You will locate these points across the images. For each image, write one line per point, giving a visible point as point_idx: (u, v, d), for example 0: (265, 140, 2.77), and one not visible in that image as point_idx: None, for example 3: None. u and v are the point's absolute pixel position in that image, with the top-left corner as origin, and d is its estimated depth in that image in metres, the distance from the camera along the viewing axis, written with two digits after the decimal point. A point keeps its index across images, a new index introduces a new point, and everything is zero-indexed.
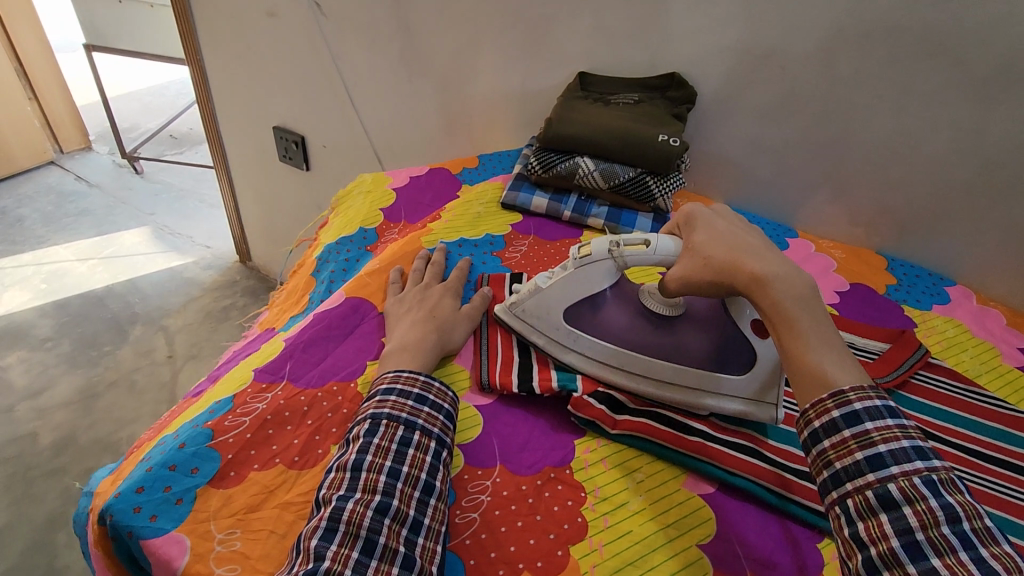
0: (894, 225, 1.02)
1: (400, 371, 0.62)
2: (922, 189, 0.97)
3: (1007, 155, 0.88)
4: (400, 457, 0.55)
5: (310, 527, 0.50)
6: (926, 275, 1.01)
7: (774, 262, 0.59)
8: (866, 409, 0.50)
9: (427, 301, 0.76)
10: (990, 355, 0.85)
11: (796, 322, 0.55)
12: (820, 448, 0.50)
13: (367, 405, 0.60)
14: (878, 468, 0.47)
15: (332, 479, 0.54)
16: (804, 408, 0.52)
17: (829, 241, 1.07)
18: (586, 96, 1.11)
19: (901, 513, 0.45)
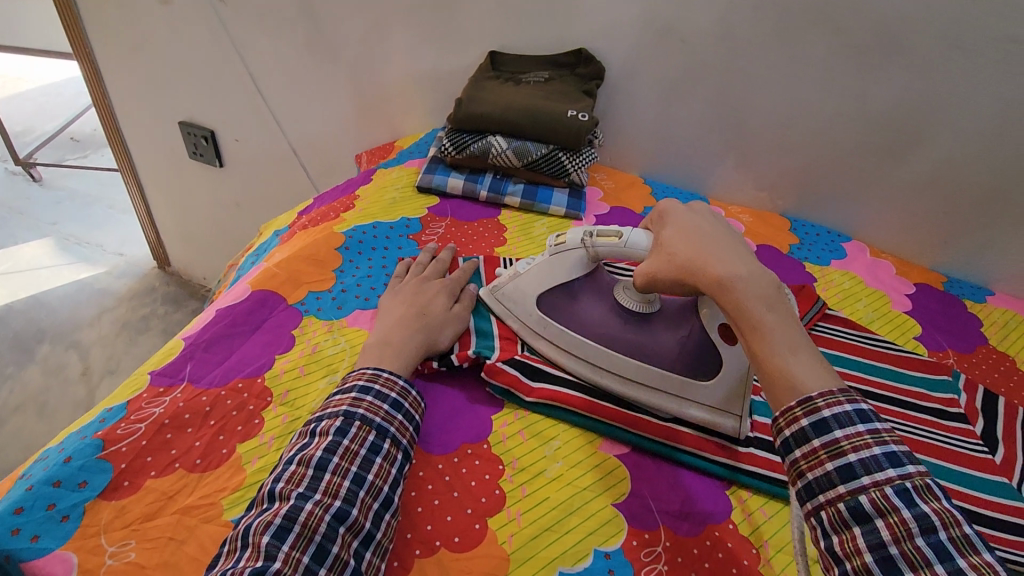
0: (795, 188, 1.07)
1: (382, 370, 0.60)
2: (816, 152, 1.02)
3: (887, 116, 0.94)
4: (367, 464, 0.53)
5: (260, 522, 0.48)
6: (825, 233, 1.07)
7: (742, 263, 0.55)
8: (834, 415, 0.46)
9: (422, 294, 0.73)
10: (881, 302, 0.91)
11: (760, 324, 0.50)
12: (792, 458, 0.47)
13: (342, 399, 0.57)
14: (852, 479, 0.44)
15: (291, 474, 0.51)
16: (786, 436, 0.47)
17: (737, 207, 1.12)
18: (497, 75, 1.10)
19: (874, 526, 0.42)
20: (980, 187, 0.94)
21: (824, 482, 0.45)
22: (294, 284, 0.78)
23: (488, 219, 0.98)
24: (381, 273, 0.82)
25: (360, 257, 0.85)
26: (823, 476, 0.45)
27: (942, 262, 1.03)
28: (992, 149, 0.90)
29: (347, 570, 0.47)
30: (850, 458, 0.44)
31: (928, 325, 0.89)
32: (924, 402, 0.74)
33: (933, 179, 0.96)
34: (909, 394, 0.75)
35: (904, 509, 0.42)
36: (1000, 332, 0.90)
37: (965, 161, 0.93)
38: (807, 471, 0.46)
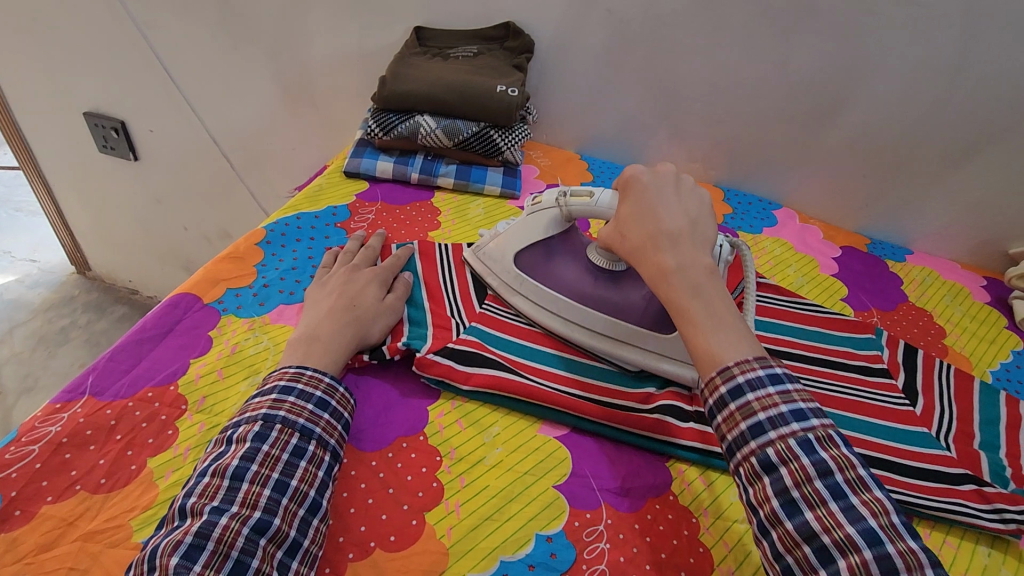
0: (726, 158, 1.09)
1: (305, 367, 0.57)
2: (744, 121, 1.03)
3: (808, 83, 0.96)
4: (290, 470, 0.50)
5: (169, 541, 0.44)
6: (756, 201, 1.09)
7: (684, 249, 0.57)
8: (768, 416, 0.48)
9: (353, 283, 0.69)
10: (811, 267, 0.94)
11: (686, 311, 0.54)
12: (734, 460, 0.50)
13: (260, 403, 0.53)
14: (784, 479, 0.46)
15: (204, 485, 0.48)
16: (712, 408, 0.51)
17: None
18: (424, 51, 1.06)
19: (806, 520, 0.45)
20: (896, 149, 0.97)
21: (766, 487, 0.47)
22: (212, 283, 0.73)
23: (422, 202, 0.94)
24: (306, 265, 0.78)
25: (283, 249, 0.80)
26: (770, 488, 0.47)
27: (865, 224, 1.07)
28: (905, 111, 0.94)
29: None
30: (788, 462, 0.47)
31: (853, 286, 0.92)
32: (852, 360, 0.76)
33: (852, 143, 0.99)
34: (839, 354, 0.77)
35: (841, 509, 0.44)
36: (918, 288, 0.95)
37: (881, 124, 0.96)
38: (749, 475, 0.49)
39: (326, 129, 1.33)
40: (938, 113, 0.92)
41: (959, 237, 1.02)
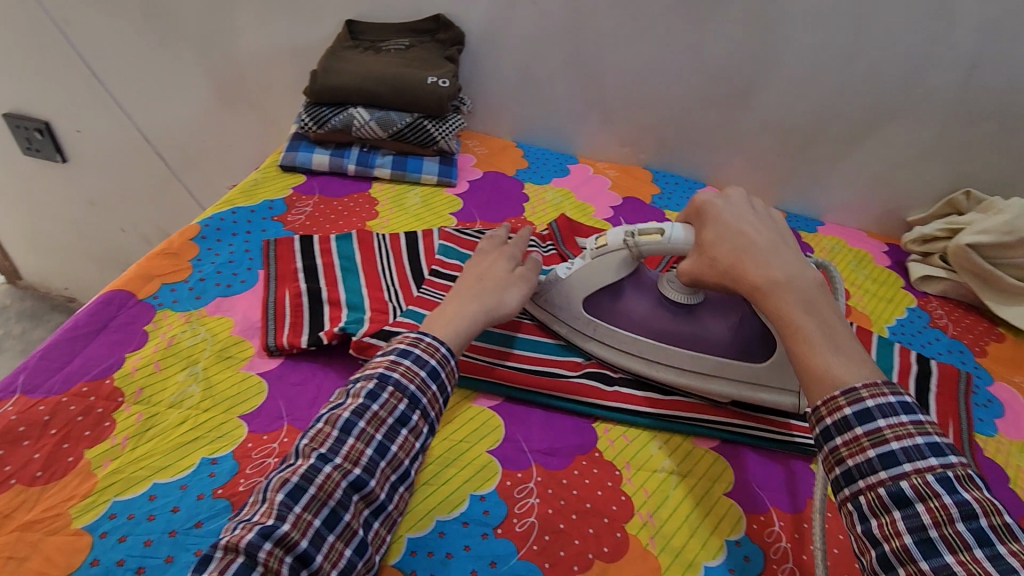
0: (654, 141, 1.14)
1: (425, 335, 0.59)
2: (668, 106, 1.09)
3: (723, 68, 1.03)
4: (371, 467, 0.52)
5: (279, 478, 0.49)
6: (683, 181, 1.16)
7: (782, 263, 0.58)
8: (903, 447, 0.46)
9: (478, 264, 0.72)
10: None
11: (803, 330, 0.54)
12: (854, 488, 0.47)
13: (381, 362, 0.57)
14: (921, 517, 0.44)
15: (316, 432, 0.52)
16: (828, 427, 0.49)
17: (604, 163, 1.17)
18: (356, 45, 1.07)
19: (946, 563, 0.42)
20: (806, 128, 1.05)
21: (896, 520, 0.45)
22: (146, 279, 0.73)
23: (360, 194, 0.96)
24: (244, 258, 0.79)
25: (219, 244, 0.81)
26: (892, 513, 0.45)
27: (783, 200, 1.15)
28: (811, 93, 1.01)
29: (356, 537, 0.49)
30: (925, 498, 0.44)
31: None
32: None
33: (766, 124, 1.07)
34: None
35: (987, 557, 0.41)
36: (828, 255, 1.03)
37: (790, 106, 1.04)
38: (870, 504, 0.46)
39: (264, 124, 1.32)
40: (839, 94, 1.00)
41: (864, 207, 1.12)
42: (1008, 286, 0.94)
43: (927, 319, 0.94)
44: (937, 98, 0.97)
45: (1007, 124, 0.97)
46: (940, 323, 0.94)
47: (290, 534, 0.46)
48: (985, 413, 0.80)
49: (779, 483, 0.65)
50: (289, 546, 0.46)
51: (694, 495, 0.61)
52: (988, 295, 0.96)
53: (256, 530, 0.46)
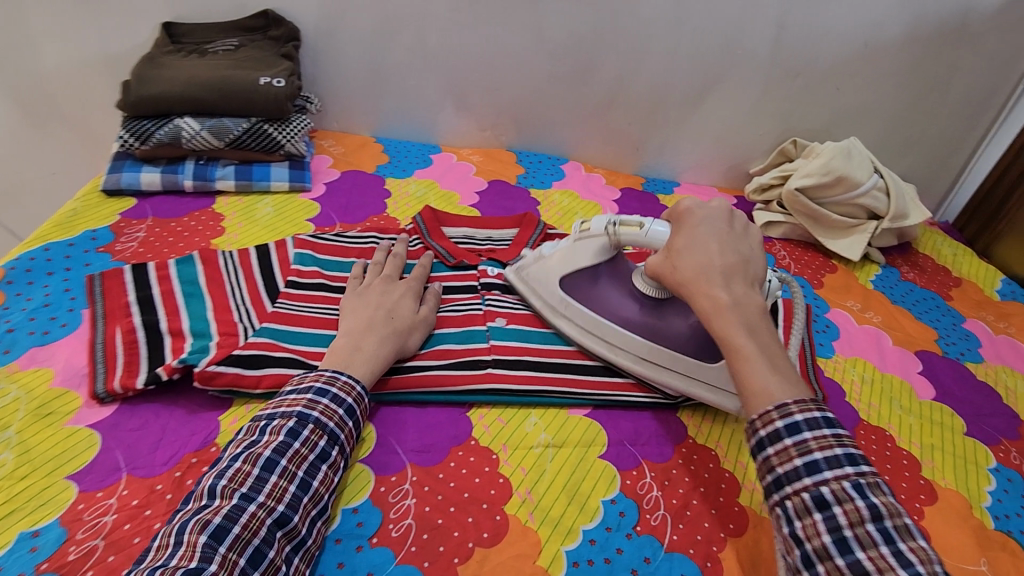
0: (512, 123, 1.15)
1: (342, 373, 0.59)
2: (520, 87, 1.10)
3: (564, 46, 1.05)
4: (292, 503, 0.51)
5: (198, 520, 0.47)
6: (546, 158, 1.18)
7: (737, 286, 0.57)
8: (825, 456, 0.47)
9: (388, 297, 0.70)
10: (594, 212, 1.06)
11: (741, 348, 0.53)
12: (781, 493, 0.48)
13: (296, 399, 0.56)
14: (837, 517, 0.45)
15: (233, 472, 0.51)
16: (762, 439, 0.49)
17: (467, 149, 1.17)
18: (178, 49, 0.98)
19: (858, 559, 0.43)
20: (649, 98, 1.11)
21: (817, 523, 0.45)
22: None
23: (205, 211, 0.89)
24: (63, 298, 0.71)
25: (32, 287, 0.72)
26: (813, 515, 0.45)
27: (641, 166, 1.21)
28: (648, 64, 1.07)
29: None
30: (842, 502, 0.45)
31: None
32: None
33: (613, 97, 1.11)
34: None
35: (893, 554, 0.42)
36: None
37: (632, 77, 1.08)
38: (795, 508, 0.47)
39: (91, 145, 1.19)
40: (673, 63, 1.06)
41: (712, 165, 1.20)
42: (833, 222, 1.07)
43: (773, 262, 1.04)
44: (756, 59, 1.06)
45: (816, 76, 1.08)
46: (783, 264, 1.04)
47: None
48: (824, 338, 0.89)
49: (651, 436, 0.68)
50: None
51: (569, 463, 0.64)
52: (820, 232, 1.08)
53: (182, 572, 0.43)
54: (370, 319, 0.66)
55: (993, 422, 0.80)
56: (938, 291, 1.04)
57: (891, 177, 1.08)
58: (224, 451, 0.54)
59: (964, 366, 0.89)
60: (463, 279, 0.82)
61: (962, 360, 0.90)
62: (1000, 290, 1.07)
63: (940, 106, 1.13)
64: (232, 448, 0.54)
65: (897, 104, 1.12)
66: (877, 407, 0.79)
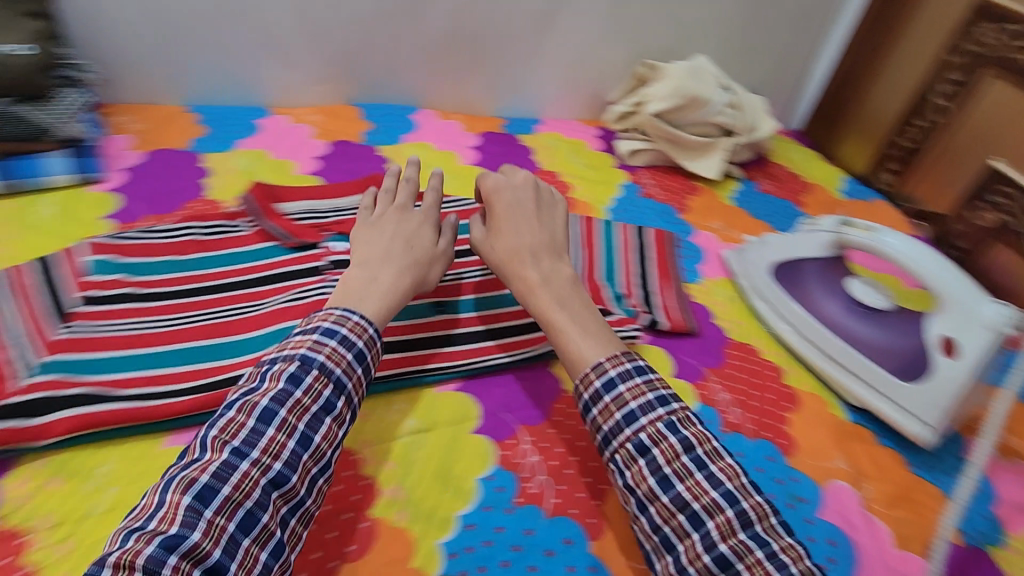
0: (173, 71, 0.95)
1: (354, 312, 0.54)
2: (173, 27, 0.90)
3: None
4: (315, 423, 0.49)
5: (184, 476, 0.44)
6: (235, 112, 0.98)
7: (547, 265, 0.64)
8: (639, 404, 0.53)
9: (407, 224, 0.65)
10: (284, 171, 0.88)
11: (556, 323, 0.59)
12: (611, 448, 0.53)
13: (303, 339, 0.52)
14: (657, 457, 0.51)
15: (227, 421, 0.47)
16: (587, 402, 0.55)
17: (121, 110, 0.93)
18: None
19: (678, 491, 0.50)
20: (331, 21, 0.95)
21: (641, 467, 0.51)
22: None
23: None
24: None
25: None
26: (637, 461, 0.51)
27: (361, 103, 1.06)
28: None
29: (272, 540, 0.45)
30: (658, 442, 0.51)
31: (331, 179, 0.88)
32: (302, 267, 0.72)
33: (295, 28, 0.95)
34: (289, 264, 0.73)
35: (705, 478, 0.50)
36: (405, 163, 0.94)
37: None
38: (623, 459, 0.52)
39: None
40: None
41: (444, 98, 1.08)
42: (690, 143, 1.02)
43: None
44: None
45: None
46: None
47: (202, 543, 0.42)
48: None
49: None
50: (197, 559, 0.41)
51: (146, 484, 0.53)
52: (679, 154, 1.04)
53: (159, 540, 0.41)
54: (535, 243, 0.65)
55: (702, 349, 0.74)
56: (676, 206, 0.99)
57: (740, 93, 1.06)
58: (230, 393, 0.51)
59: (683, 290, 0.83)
60: (51, 291, 0.64)
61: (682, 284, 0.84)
62: (847, 191, 1.11)
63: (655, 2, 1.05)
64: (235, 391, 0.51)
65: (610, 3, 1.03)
66: None
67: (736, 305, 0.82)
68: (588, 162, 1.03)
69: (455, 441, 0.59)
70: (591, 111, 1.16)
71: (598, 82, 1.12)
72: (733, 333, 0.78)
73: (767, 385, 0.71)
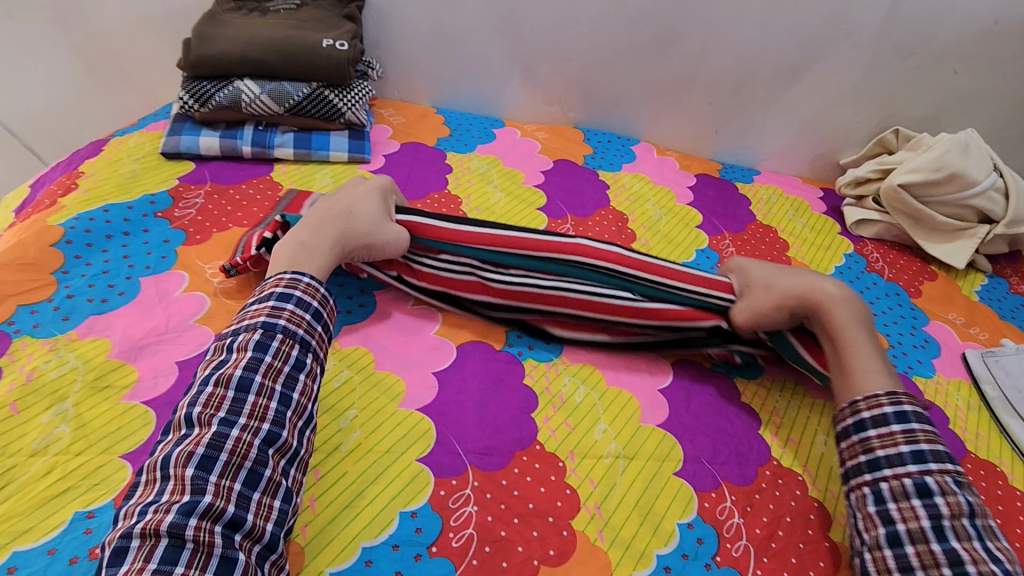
0: (433, 76, 1.07)
1: (302, 275, 0.56)
2: (450, 42, 1.03)
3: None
4: (292, 382, 0.51)
5: (182, 451, 0.45)
6: (477, 118, 1.07)
7: (839, 287, 0.64)
8: (932, 449, 0.52)
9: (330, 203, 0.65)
10: (513, 179, 0.94)
11: (859, 345, 0.59)
12: (880, 475, 0.52)
13: (257, 310, 0.53)
14: (939, 506, 0.49)
15: (208, 396, 0.48)
16: (864, 420, 0.55)
17: (386, 103, 1.07)
18: (237, 6, 0.92)
19: (953, 547, 0.47)
20: (581, 50, 1.01)
21: (916, 508, 0.50)
22: None
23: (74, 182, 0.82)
24: None
25: None
26: (912, 500, 0.50)
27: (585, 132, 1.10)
28: (579, 21, 0.98)
29: (276, 500, 0.46)
30: (944, 494, 0.50)
31: (552, 193, 0.92)
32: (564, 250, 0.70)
33: (550, 55, 1.02)
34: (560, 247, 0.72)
35: (983, 549, 0.47)
36: (623, 193, 0.96)
37: (560, 28, 0.99)
38: (892, 490, 0.51)
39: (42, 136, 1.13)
40: (608, 24, 0.98)
41: (666, 135, 1.09)
42: (936, 223, 0.92)
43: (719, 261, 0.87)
44: (701, 7, 0.94)
45: (775, 24, 0.94)
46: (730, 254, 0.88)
47: (216, 502, 0.43)
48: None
49: (492, 438, 0.58)
50: (215, 517, 0.43)
51: (383, 435, 0.57)
52: (918, 234, 0.94)
53: (176, 508, 0.42)
54: (810, 273, 0.68)
55: None
56: (906, 287, 0.89)
57: (1010, 177, 0.93)
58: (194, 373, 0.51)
59: (913, 383, 0.74)
60: None
61: (910, 375, 0.75)
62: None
63: (927, 66, 0.96)
64: (203, 369, 0.51)
65: (873, 62, 0.96)
66: (796, 443, 0.64)
67: (976, 414, 0.72)
68: (809, 223, 0.98)
69: (657, 478, 0.58)
70: (814, 170, 1.10)
71: (833, 141, 1.06)
72: (973, 445, 0.68)
73: (1013, 516, 0.61)
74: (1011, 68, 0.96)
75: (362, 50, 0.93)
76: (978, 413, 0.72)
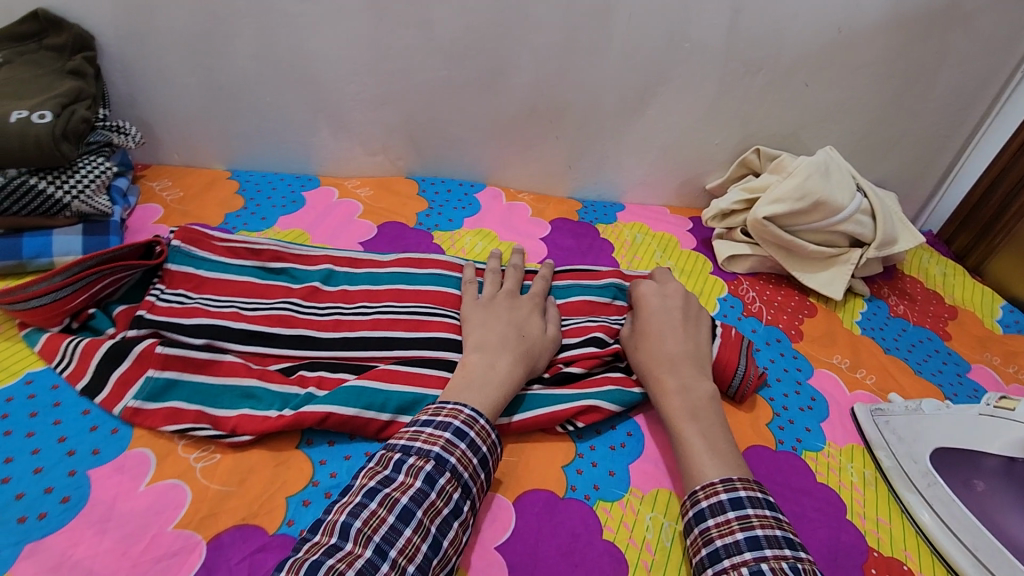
0: (219, 133, 0.86)
1: (481, 415, 0.50)
2: (229, 93, 0.82)
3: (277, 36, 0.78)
4: (445, 526, 0.44)
5: (329, 567, 0.38)
6: (284, 180, 0.88)
7: (686, 374, 0.59)
8: (766, 533, 0.44)
9: (517, 312, 0.64)
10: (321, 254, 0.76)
11: (683, 434, 0.54)
12: (719, 568, 0.44)
13: (435, 436, 0.47)
14: None
15: (368, 514, 0.42)
16: (703, 509, 0.48)
17: (163, 174, 0.85)
18: None
19: None
20: (395, 90, 0.84)
21: None
22: None
23: None
24: None
25: None
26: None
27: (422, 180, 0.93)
28: (385, 57, 0.81)
29: None
30: None
31: None
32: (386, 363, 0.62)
33: (358, 98, 0.84)
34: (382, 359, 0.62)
35: None
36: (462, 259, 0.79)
37: (363, 68, 0.82)
38: None
39: None
40: (421, 58, 0.81)
41: (515, 175, 0.95)
42: (809, 253, 0.84)
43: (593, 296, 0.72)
44: (526, 33, 0.80)
45: (609, 47, 0.82)
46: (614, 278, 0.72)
47: None
48: (615, 462, 0.59)
49: None
50: None
51: None
52: (793, 264, 0.85)
53: None
54: (690, 342, 0.63)
55: (835, 565, 0.54)
56: (786, 330, 0.79)
57: (875, 195, 0.86)
58: (355, 478, 0.46)
59: (801, 463, 0.63)
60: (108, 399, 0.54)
61: (799, 453, 0.64)
62: (1000, 321, 0.89)
63: (776, 81, 0.88)
64: (362, 479, 0.45)
65: (720, 80, 0.86)
66: None
67: (874, 492, 0.62)
68: (678, 265, 0.87)
69: None
70: (681, 198, 1.00)
71: (693, 167, 0.96)
72: (875, 539, 0.57)
73: None
74: (861, 75, 0.89)
75: (93, 116, 0.72)
76: (875, 489, 0.62)
